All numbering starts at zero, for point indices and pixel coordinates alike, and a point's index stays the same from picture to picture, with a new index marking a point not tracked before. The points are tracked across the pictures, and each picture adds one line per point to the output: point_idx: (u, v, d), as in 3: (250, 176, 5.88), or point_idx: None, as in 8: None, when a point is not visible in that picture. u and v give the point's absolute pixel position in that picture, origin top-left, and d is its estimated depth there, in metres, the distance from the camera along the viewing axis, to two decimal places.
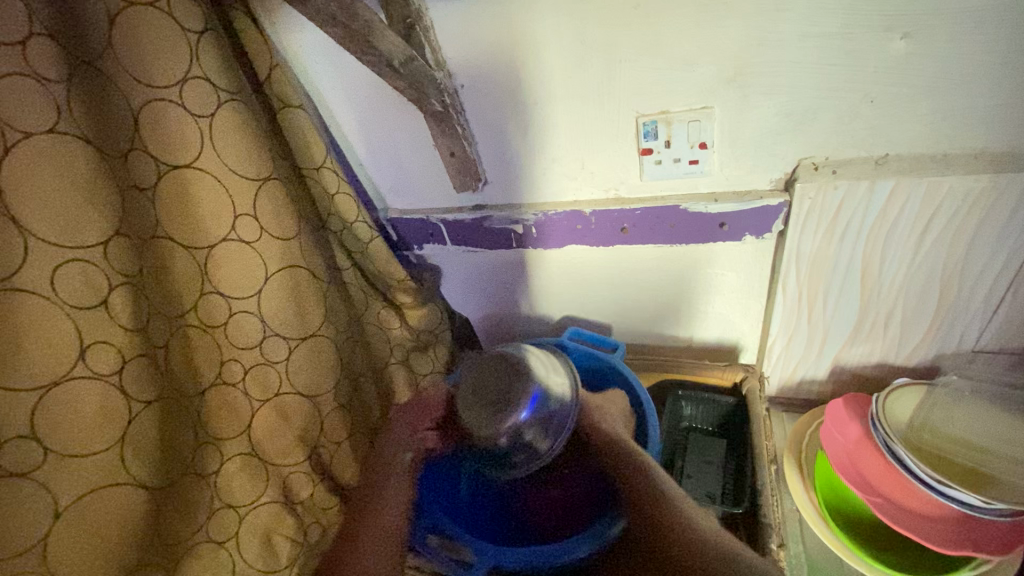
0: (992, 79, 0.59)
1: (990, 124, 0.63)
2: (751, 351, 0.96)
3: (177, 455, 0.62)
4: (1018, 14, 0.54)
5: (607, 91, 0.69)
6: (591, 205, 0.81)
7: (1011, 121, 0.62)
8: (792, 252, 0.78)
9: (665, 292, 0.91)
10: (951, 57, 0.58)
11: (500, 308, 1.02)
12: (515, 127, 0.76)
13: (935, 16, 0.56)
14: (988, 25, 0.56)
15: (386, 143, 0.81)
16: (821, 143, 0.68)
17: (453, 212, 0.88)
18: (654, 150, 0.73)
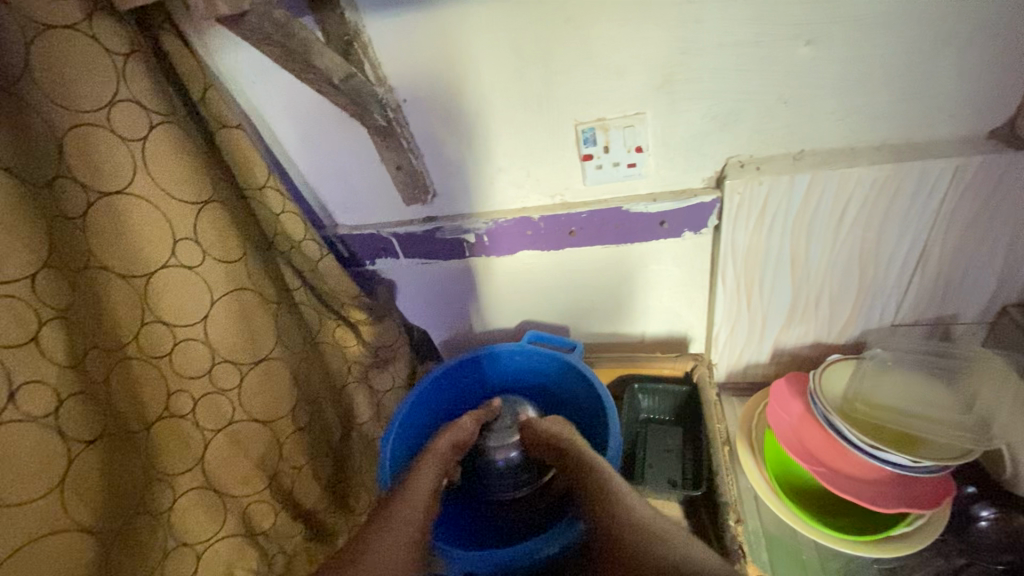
0: (886, 78, 0.65)
1: (888, 120, 0.69)
2: (699, 340, 0.98)
3: (129, 490, 0.64)
4: (901, 19, 0.60)
5: (546, 99, 0.71)
6: (539, 211, 0.83)
7: (902, 117, 0.68)
8: (727, 245, 0.80)
9: (616, 290, 0.93)
10: (849, 60, 0.63)
11: (456, 318, 1.03)
12: (459, 139, 0.76)
13: (836, 24, 0.61)
14: (878, 31, 0.61)
15: (331, 161, 0.81)
16: (744, 142, 0.72)
17: (404, 225, 0.88)
18: (594, 155, 0.75)
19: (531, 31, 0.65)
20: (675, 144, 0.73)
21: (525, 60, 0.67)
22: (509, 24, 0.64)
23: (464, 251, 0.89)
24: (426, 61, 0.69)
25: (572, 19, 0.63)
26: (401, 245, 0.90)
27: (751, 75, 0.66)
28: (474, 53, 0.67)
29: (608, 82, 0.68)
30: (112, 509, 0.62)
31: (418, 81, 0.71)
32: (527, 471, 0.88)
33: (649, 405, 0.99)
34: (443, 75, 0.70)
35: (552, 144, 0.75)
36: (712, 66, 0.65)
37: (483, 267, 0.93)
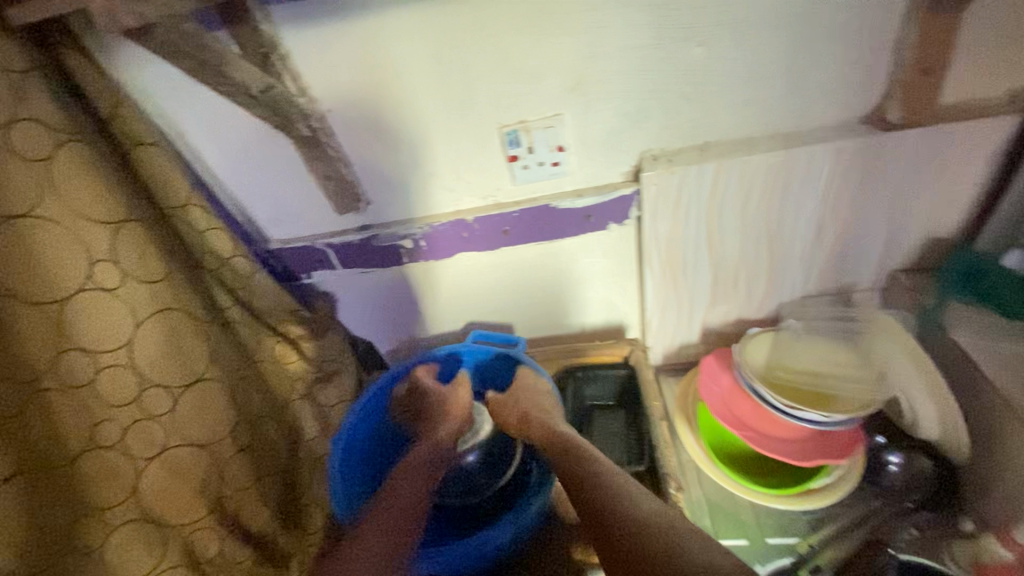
0: (766, 74, 0.73)
1: (777, 113, 0.77)
2: (635, 328, 1.04)
3: (54, 536, 0.60)
4: (772, 20, 0.68)
5: (469, 104, 0.74)
6: (472, 213, 0.85)
7: (789, 108, 0.77)
8: (650, 234, 0.86)
9: (550, 285, 0.97)
10: (736, 58, 0.71)
11: (399, 327, 1.03)
12: (388, 147, 0.78)
13: (722, 26, 0.68)
14: (755, 31, 0.69)
15: (258, 174, 0.80)
16: (655, 136, 0.79)
17: (339, 235, 0.88)
18: (519, 156, 0.79)
19: (450, 40, 0.68)
20: (594, 141, 0.78)
21: (447, 69, 0.70)
22: (427, 34, 0.67)
23: (403, 257, 0.90)
24: (351, 72, 0.70)
25: (488, 28, 0.67)
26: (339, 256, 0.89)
27: (654, 74, 0.72)
28: (397, 63, 0.69)
29: (526, 85, 0.72)
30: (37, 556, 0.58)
31: (343, 91, 0.72)
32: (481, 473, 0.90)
33: (591, 392, 1.03)
34: (367, 86, 0.71)
35: (479, 149, 0.78)
36: (619, 68, 0.71)
37: (423, 273, 0.94)
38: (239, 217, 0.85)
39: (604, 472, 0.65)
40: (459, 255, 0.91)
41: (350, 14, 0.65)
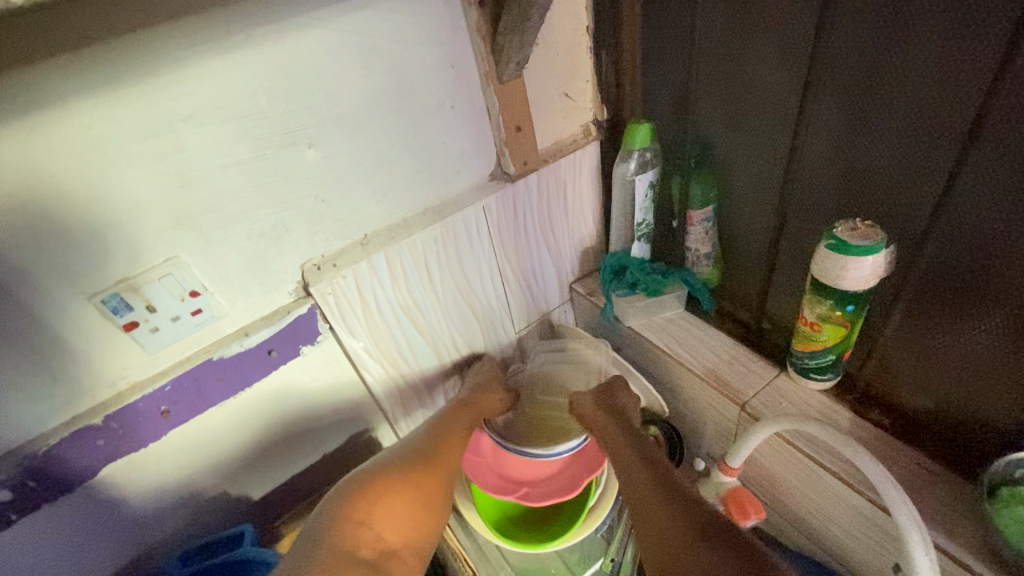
0: None
1: None
2: (556, 290, 0.97)
3: (417, 451, 0.73)
4: None
5: (337, 58, 0.59)
6: (407, 180, 0.71)
7: None
8: (587, 178, 0.88)
9: (473, 251, 0.81)
10: None
11: (265, 363, 0.70)
12: (256, 307, 0.68)
13: None
14: None
15: (157, 468, 0.70)
16: (606, 88, 0.81)
17: (177, 230, 0.58)
18: (460, 105, 0.70)
19: (324, 190, 0.65)
20: (488, 225, 0.80)
21: (291, 136, 0.60)
22: (271, 197, 0.62)
23: (293, 419, 0.79)
24: (197, 246, 0.60)
25: (386, 189, 0.70)
26: (228, 458, 0.76)
27: (527, 209, 0.83)
28: (227, 216, 0.60)
29: (457, 20, 0.64)
30: (398, 465, 0.71)
31: (207, 273, 0.62)
32: (523, 519, 0.81)
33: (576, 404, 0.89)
34: (197, 245, 0.60)
35: (360, 243, 0.72)
36: (511, 163, 0.77)
37: (317, 423, 0.82)
38: (63, 479, 0.62)
39: (806, 449, 0.65)
40: (367, 387, 0.83)
41: (180, 156, 0.55)
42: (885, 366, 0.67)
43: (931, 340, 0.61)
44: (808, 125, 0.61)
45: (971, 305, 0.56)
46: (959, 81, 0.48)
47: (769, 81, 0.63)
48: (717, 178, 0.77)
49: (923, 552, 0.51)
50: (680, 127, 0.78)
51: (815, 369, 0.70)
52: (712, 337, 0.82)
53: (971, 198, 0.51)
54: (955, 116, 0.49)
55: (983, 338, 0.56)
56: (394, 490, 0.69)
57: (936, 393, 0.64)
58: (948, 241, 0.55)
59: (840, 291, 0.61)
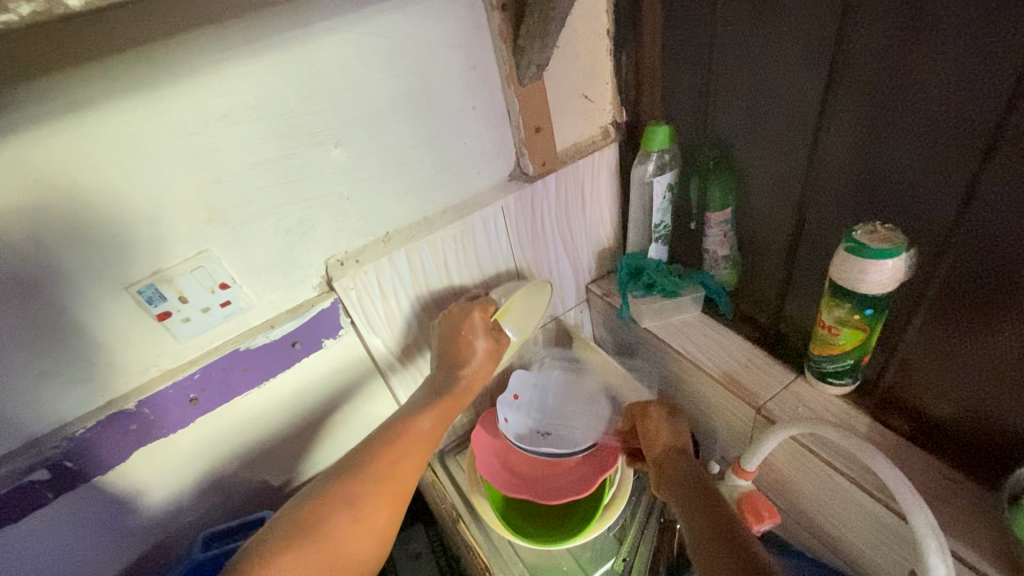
0: None
1: None
2: (573, 291, 0.98)
3: (333, 481, 0.62)
4: None
5: (362, 60, 0.61)
6: (430, 180, 0.73)
7: None
8: (605, 179, 0.89)
9: (492, 249, 0.82)
10: None
11: (289, 354, 0.73)
12: (282, 301, 0.70)
13: None
14: None
15: (185, 453, 0.73)
16: (626, 92, 0.82)
17: (209, 225, 0.61)
18: (482, 106, 0.71)
19: (348, 188, 0.67)
20: (507, 224, 0.81)
21: (318, 136, 0.62)
22: (297, 194, 0.64)
23: (315, 410, 0.82)
24: (227, 240, 0.63)
25: (406, 188, 0.72)
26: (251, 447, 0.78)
27: (545, 209, 0.84)
28: (256, 212, 0.63)
29: (480, 24, 0.66)
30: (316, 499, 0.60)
31: (235, 267, 0.64)
32: (537, 513, 0.81)
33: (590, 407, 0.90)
34: (227, 240, 0.63)
35: (382, 240, 0.73)
36: (530, 163, 0.78)
37: (336, 415, 0.84)
38: (98, 460, 0.65)
39: (822, 453, 0.64)
40: (386, 382, 0.85)
41: (213, 154, 0.58)
42: (905, 371, 0.66)
43: (954, 346, 0.60)
44: (828, 128, 0.61)
45: (996, 311, 0.55)
46: (984, 84, 0.47)
47: (790, 83, 0.63)
48: (738, 180, 0.77)
49: (940, 556, 0.50)
50: (700, 129, 0.78)
51: (833, 373, 0.69)
52: (728, 341, 0.82)
53: (994, 202, 0.51)
54: (979, 119, 0.49)
55: (1010, 344, 0.55)
56: (309, 535, 0.57)
57: (957, 400, 0.63)
58: (971, 246, 0.54)
59: (859, 295, 0.61)
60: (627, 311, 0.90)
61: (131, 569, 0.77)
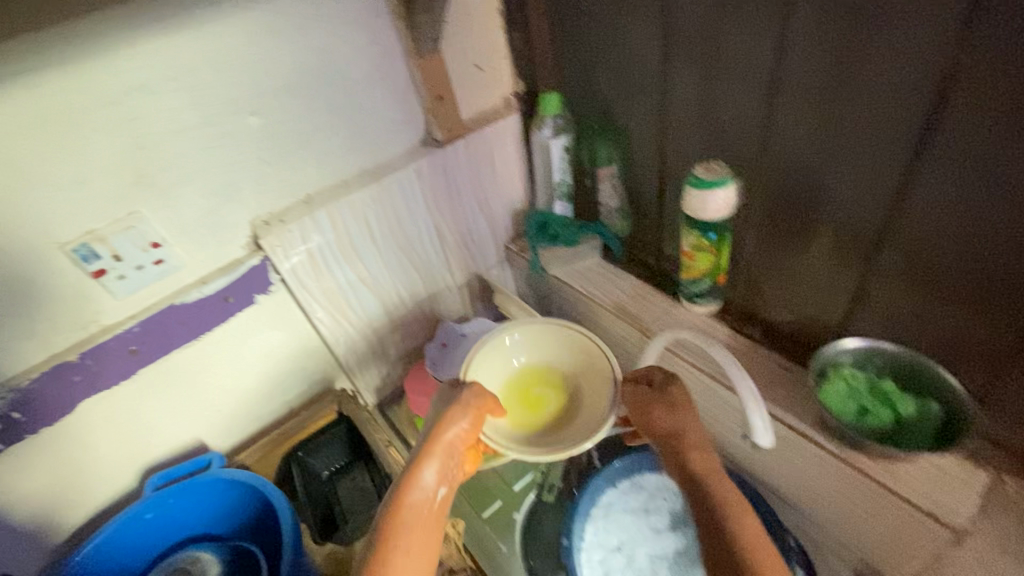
0: None
1: None
2: (494, 250, 1.08)
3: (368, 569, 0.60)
4: None
5: (270, 36, 0.69)
6: (345, 146, 0.81)
7: None
8: (513, 145, 0.99)
9: (409, 210, 0.90)
10: None
11: (222, 309, 0.80)
12: (213, 259, 0.77)
13: None
14: None
15: (130, 405, 0.79)
16: (520, 65, 0.93)
17: (137, 188, 0.67)
18: (388, 77, 0.80)
19: (268, 153, 0.75)
20: (421, 186, 0.89)
21: (235, 105, 0.70)
22: (219, 159, 0.72)
23: (254, 365, 0.89)
24: (155, 202, 0.69)
25: (324, 153, 0.80)
26: (195, 400, 0.85)
27: (457, 173, 0.93)
28: (180, 175, 0.70)
29: (377, 3, 0.75)
30: None
31: (166, 227, 0.71)
32: None
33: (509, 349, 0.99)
34: (155, 201, 0.69)
35: (303, 201, 0.81)
36: (437, 130, 0.87)
37: (274, 369, 0.91)
38: (46, 410, 0.71)
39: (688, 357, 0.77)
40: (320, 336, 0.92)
41: (136, 122, 0.64)
42: (752, 288, 0.80)
43: (783, 259, 0.74)
44: (672, 82, 0.74)
45: (807, 223, 0.69)
46: (766, 35, 0.60)
47: (643, 48, 0.75)
48: (618, 137, 0.89)
49: (757, 414, 0.64)
50: (584, 93, 0.89)
51: (698, 294, 0.83)
52: (623, 279, 0.95)
53: (788, 130, 0.64)
54: (766, 65, 0.62)
55: (819, 250, 0.69)
56: None
57: (791, 305, 0.77)
58: (780, 169, 0.68)
59: (702, 222, 0.74)
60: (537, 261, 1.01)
61: (88, 518, 0.83)
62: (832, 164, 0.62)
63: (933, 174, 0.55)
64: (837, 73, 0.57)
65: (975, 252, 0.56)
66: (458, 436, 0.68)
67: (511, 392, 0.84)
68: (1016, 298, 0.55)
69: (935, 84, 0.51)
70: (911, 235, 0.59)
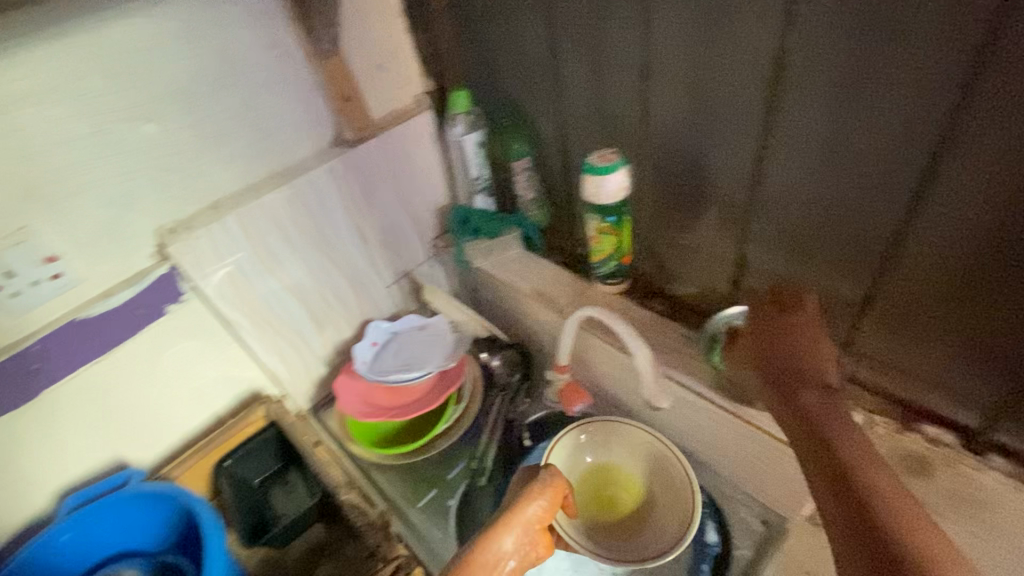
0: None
1: None
2: (423, 248, 1.09)
3: None
4: None
5: (158, 42, 0.68)
6: (251, 150, 0.82)
7: None
8: (431, 143, 1.00)
9: (327, 212, 0.90)
10: None
11: (131, 322, 0.79)
12: (116, 271, 0.76)
13: None
14: None
15: (40, 425, 0.77)
16: (430, 64, 0.95)
17: (27, 201, 0.66)
18: (291, 80, 0.81)
19: (168, 160, 0.74)
20: (337, 188, 0.90)
21: (127, 113, 0.69)
22: (115, 167, 0.70)
23: (173, 377, 0.87)
24: (48, 215, 0.68)
25: (229, 157, 0.80)
26: (112, 415, 0.83)
27: (374, 171, 0.93)
28: (73, 187, 0.68)
29: (271, 7, 0.75)
30: None
31: (60, 240, 0.70)
32: (388, 438, 0.93)
33: (438, 342, 1.00)
34: (48, 215, 0.68)
35: (211, 208, 0.81)
36: (347, 130, 0.88)
37: (197, 380, 0.90)
38: None
39: (602, 337, 0.83)
40: (243, 344, 0.91)
41: (19, 133, 0.63)
42: (656, 263, 0.87)
43: (675, 235, 0.81)
44: (564, 73, 0.79)
45: (694, 199, 0.75)
46: (636, 25, 0.66)
47: (537, 44, 0.80)
48: (527, 130, 0.93)
49: None
50: (493, 89, 0.93)
51: (608, 275, 0.88)
52: (543, 266, 0.99)
53: (666, 112, 0.70)
54: (638, 53, 0.68)
55: (709, 222, 0.76)
56: None
57: (692, 279, 0.83)
58: (661, 148, 0.74)
59: (601, 206, 0.79)
60: (461, 255, 1.04)
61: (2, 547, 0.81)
62: (707, 139, 0.68)
63: (783, 136, 0.62)
64: (698, 56, 0.63)
65: (828, 211, 0.63)
66: (537, 515, 0.60)
67: (585, 492, 0.81)
68: (893, 234, 0.60)
69: (773, 58, 0.57)
70: (775, 192, 0.66)
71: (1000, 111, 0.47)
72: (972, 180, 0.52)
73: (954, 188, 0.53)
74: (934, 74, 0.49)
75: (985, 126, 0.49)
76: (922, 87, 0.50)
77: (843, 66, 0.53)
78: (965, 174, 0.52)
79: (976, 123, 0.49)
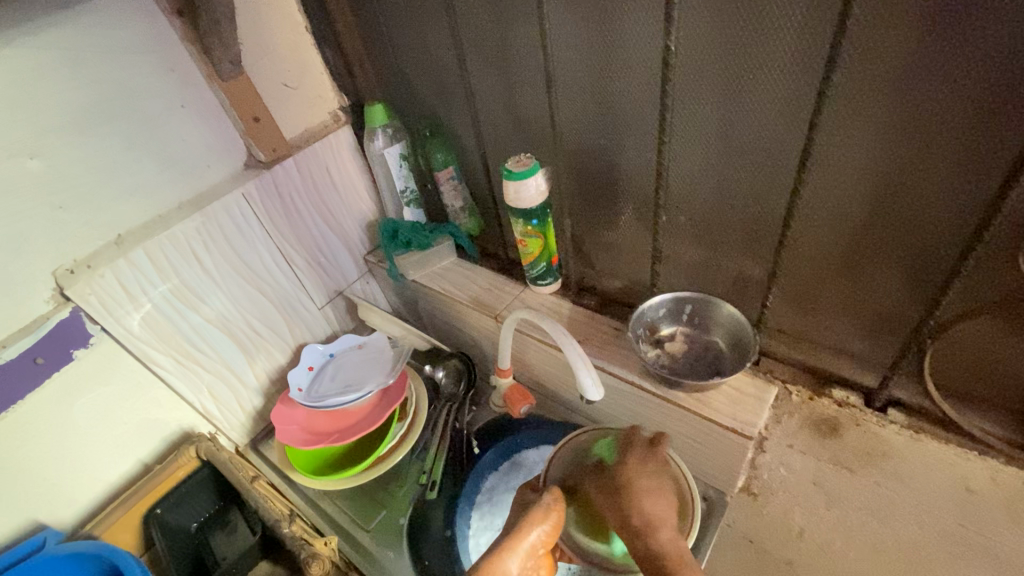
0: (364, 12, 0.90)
1: None
2: (355, 265, 1.07)
3: None
4: None
5: (36, 73, 0.64)
6: (155, 180, 0.78)
7: None
8: (353, 159, 0.99)
9: (245, 236, 0.87)
10: None
11: (32, 374, 0.73)
12: (9, 320, 0.70)
13: None
14: None
15: None
16: (343, 80, 0.94)
17: None
18: (193, 104, 0.78)
19: (59, 197, 0.70)
20: (253, 210, 0.86)
21: (6, 149, 0.64)
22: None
23: (89, 426, 0.81)
24: None
25: (130, 189, 0.76)
26: (21, 476, 0.77)
27: (293, 191, 0.91)
28: None
29: (163, 30, 0.72)
30: None
31: None
32: (334, 463, 0.91)
33: (378, 360, 0.98)
34: None
35: (115, 243, 0.76)
36: (260, 151, 0.86)
37: (117, 427, 0.85)
38: None
39: (538, 338, 0.84)
40: (166, 383, 0.86)
41: None
42: (584, 260, 0.90)
43: (599, 232, 0.85)
44: (475, 84, 0.80)
45: (610, 196, 0.79)
46: (535, 36, 0.69)
47: (446, 55, 0.81)
48: (448, 139, 0.93)
49: (586, 373, 0.72)
50: (411, 101, 0.93)
51: (539, 277, 0.89)
52: (477, 274, 0.99)
53: (573, 115, 0.73)
54: (540, 63, 0.71)
55: (626, 218, 0.80)
56: None
57: (619, 273, 0.88)
58: (574, 150, 0.77)
59: (523, 210, 0.80)
60: (394, 269, 1.02)
61: None
62: (613, 138, 0.72)
63: (680, 124, 0.65)
64: (595, 61, 0.66)
65: (727, 203, 0.68)
66: (541, 540, 0.61)
67: None
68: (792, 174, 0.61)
69: (660, 56, 0.61)
70: (682, 179, 0.69)
71: (861, 69, 0.51)
72: (841, 160, 0.57)
73: (840, 120, 0.55)
74: (797, 74, 0.54)
75: (849, 95, 0.53)
76: (797, 48, 0.53)
77: (724, 54, 0.57)
78: (836, 145, 0.56)
79: (836, 115, 0.55)
